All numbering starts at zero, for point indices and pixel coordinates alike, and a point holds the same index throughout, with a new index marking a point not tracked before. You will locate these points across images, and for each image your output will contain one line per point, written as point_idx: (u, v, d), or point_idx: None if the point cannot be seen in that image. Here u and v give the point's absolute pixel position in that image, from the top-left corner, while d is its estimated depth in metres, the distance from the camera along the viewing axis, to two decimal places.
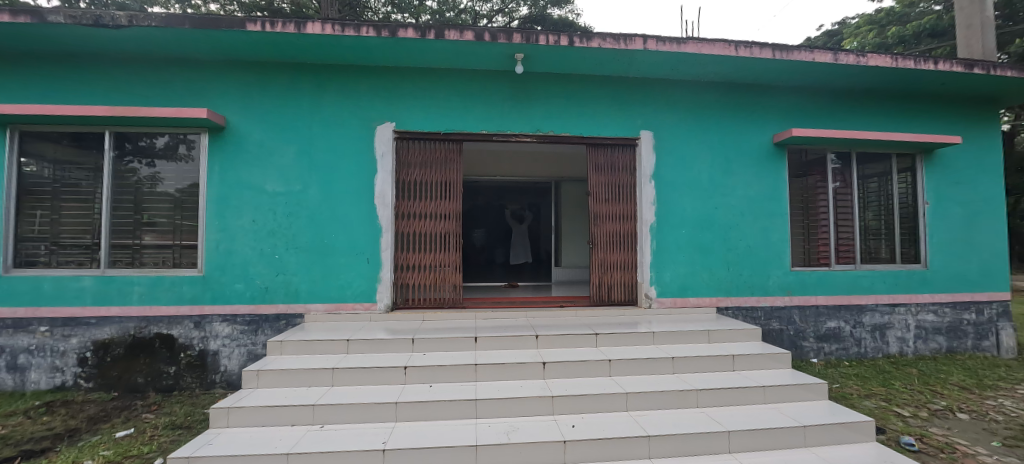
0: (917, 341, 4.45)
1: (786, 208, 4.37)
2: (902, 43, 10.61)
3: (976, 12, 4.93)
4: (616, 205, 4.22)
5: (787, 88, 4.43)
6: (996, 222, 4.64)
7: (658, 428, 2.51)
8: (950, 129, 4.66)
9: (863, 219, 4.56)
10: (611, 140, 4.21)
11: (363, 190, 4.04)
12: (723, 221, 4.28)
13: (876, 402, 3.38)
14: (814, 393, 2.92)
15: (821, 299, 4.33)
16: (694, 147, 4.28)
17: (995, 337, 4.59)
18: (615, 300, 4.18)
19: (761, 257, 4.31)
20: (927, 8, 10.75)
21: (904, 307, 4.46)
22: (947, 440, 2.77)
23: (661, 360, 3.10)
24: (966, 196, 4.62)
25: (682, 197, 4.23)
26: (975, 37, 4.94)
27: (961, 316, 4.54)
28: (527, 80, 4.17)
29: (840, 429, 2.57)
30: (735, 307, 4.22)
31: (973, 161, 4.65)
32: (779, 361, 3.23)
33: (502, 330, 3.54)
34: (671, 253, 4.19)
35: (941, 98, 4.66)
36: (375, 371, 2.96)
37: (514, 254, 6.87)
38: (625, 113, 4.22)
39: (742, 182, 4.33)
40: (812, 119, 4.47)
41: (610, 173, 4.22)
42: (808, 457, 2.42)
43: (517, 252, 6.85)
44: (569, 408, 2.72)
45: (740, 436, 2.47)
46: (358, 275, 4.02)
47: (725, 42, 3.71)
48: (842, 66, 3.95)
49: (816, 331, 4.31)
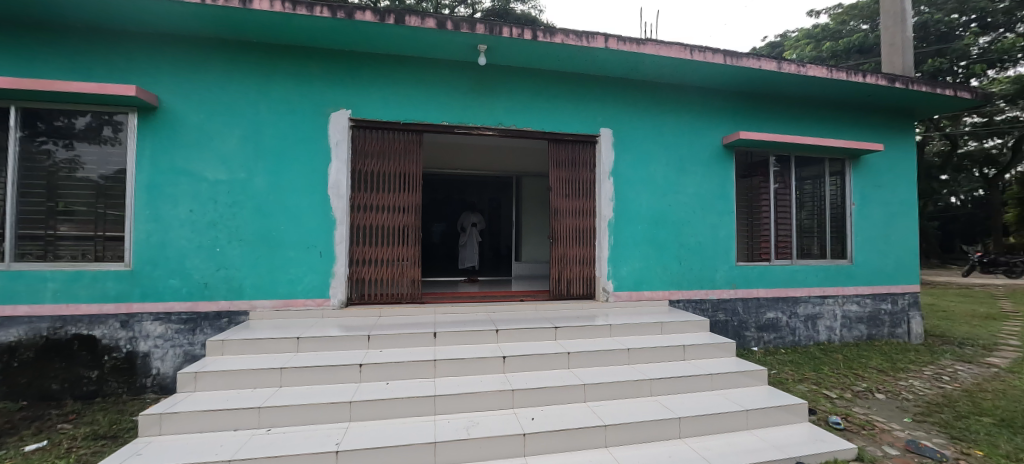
0: (843, 329, 4.89)
1: (733, 207, 4.64)
2: (834, 57, 11.66)
3: (898, 32, 5.45)
4: (577, 201, 4.28)
5: (735, 92, 4.68)
6: (909, 222, 5.19)
7: (614, 417, 2.58)
8: (874, 137, 5.13)
9: (799, 219, 4.94)
10: (572, 136, 4.27)
11: (316, 180, 3.84)
12: (677, 218, 4.47)
13: (808, 385, 3.68)
14: (756, 380, 3.12)
15: (762, 291, 4.64)
16: (651, 146, 4.42)
17: (907, 325, 5.13)
18: (574, 294, 4.24)
19: (709, 251, 4.55)
20: (856, 26, 11.77)
21: (832, 298, 4.88)
22: (868, 418, 3.06)
23: (617, 352, 3.19)
24: (887, 199, 5.11)
25: (638, 194, 4.36)
26: (896, 55, 5.47)
27: (879, 306, 5.04)
28: (490, 73, 4.13)
29: (779, 411, 2.77)
30: (685, 299, 4.43)
31: (892, 167, 5.15)
32: (724, 350, 3.43)
33: (462, 325, 3.50)
34: (628, 248, 4.31)
35: (867, 108, 5.11)
36: (328, 369, 2.83)
37: (468, 253, 6.72)
38: (586, 111, 4.29)
39: (694, 182, 4.54)
40: (758, 123, 4.75)
41: (570, 170, 4.28)
42: (750, 439, 2.59)
43: (469, 253, 6.71)
44: (529, 401, 2.73)
45: (691, 422, 2.59)
46: (310, 269, 3.82)
47: (680, 46, 3.86)
48: (785, 75, 4.23)
49: (757, 321, 4.62)
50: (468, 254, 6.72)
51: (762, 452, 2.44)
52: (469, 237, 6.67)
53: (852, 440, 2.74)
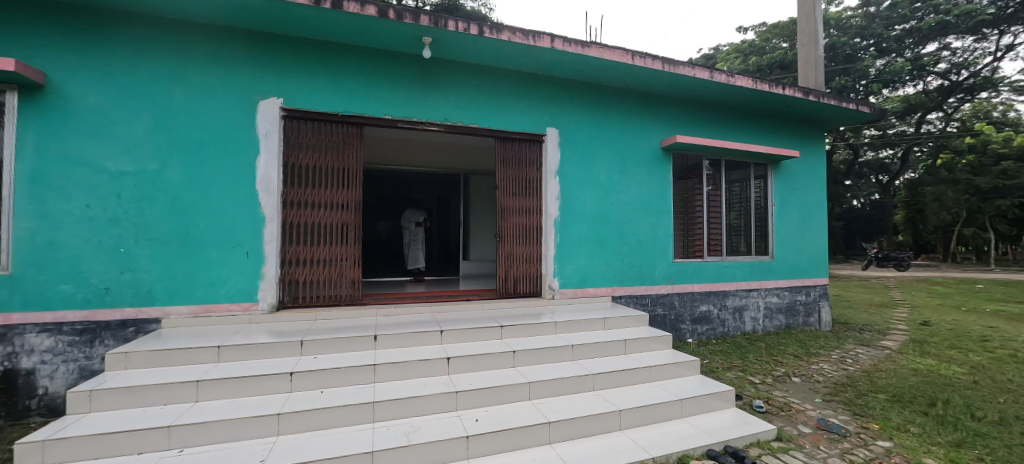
0: (765, 320, 5.33)
1: (670, 206, 4.89)
2: (759, 71, 12.76)
3: (811, 51, 6.03)
4: (524, 199, 4.29)
5: (673, 98, 4.93)
6: (820, 222, 5.77)
7: (558, 414, 2.60)
8: (792, 144, 5.64)
9: (728, 219, 5.31)
10: (519, 135, 4.27)
11: (242, 173, 3.52)
12: (620, 216, 4.63)
13: (735, 372, 3.96)
14: (690, 370, 3.30)
15: (696, 286, 4.94)
16: (595, 147, 4.54)
17: (818, 314, 5.70)
18: (520, 293, 4.23)
19: (649, 249, 4.76)
20: (777, 43, 12.95)
21: (756, 291, 5.30)
22: (785, 400, 3.35)
23: (562, 349, 3.22)
24: (802, 201, 5.64)
25: (583, 193, 4.46)
26: (810, 71, 6.05)
27: (796, 298, 5.56)
28: (436, 67, 4.01)
29: (710, 398, 2.94)
30: (627, 295, 4.60)
31: (807, 172, 5.69)
32: (662, 343, 3.59)
33: (405, 326, 3.37)
34: (573, 247, 4.39)
35: (786, 118, 5.60)
36: (254, 380, 2.59)
37: (414, 253, 6.18)
38: (534, 110, 4.30)
39: (635, 182, 4.72)
40: (693, 128, 5.04)
41: (517, 168, 4.27)
42: (685, 427, 2.73)
43: (416, 253, 6.15)
44: (474, 402, 2.68)
45: (631, 414, 2.68)
46: (235, 271, 3.50)
47: (623, 50, 3.99)
48: (717, 84, 4.53)
49: (691, 314, 4.90)
50: (415, 256, 6.14)
51: (696, 438, 2.58)
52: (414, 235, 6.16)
53: (773, 421, 2.97)
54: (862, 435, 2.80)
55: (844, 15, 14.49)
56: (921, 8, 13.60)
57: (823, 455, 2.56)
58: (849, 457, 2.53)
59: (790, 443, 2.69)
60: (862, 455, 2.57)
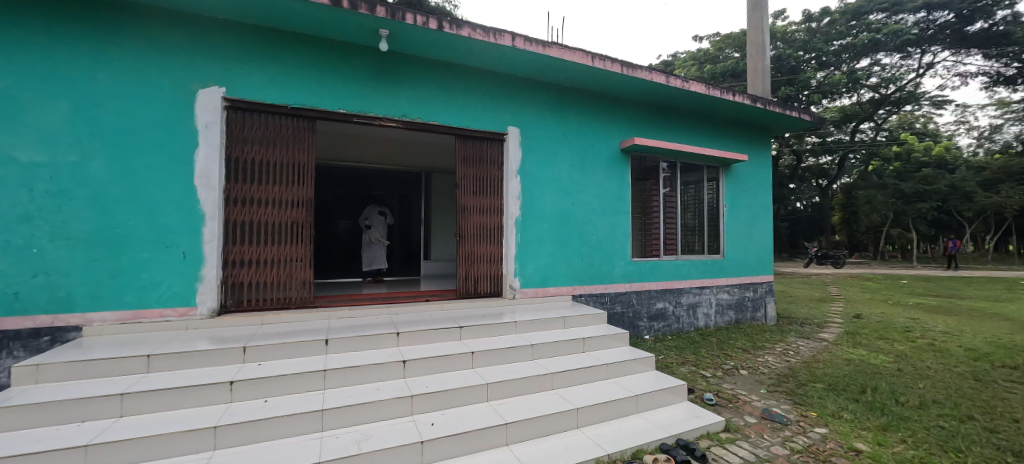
0: (717, 315, 5.58)
1: (628, 206, 5.01)
2: (713, 79, 13.42)
3: (759, 60, 6.37)
4: (485, 198, 4.24)
5: (632, 100, 5.05)
6: (766, 222, 6.11)
7: (516, 414, 2.58)
8: (741, 149, 5.94)
9: (684, 219, 5.52)
10: (480, 133, 4.22)
11: (179, 167, 3.25)
12: (580, 216, 4.69)
13: (688, 367, 4.10)
14: (645, 365, 3.38)
15: (653, 284, 5.09)
16: (556, 147, 4.57)
17: (764, 309, 6.04)
18: (481, 292, 4.18)
19: (608, 248, 4.85)
20: (730, 53, 13.66)
21: (709, 288, 5.54)
22: (733, 392, 3.50)
23: (521, 348, 3.20)
24: (750, 202, 5.95)
25: (544, 193, 4.48)
26: (758, 79, 6.40)
27: (744, 294, 5.85)
28: (393, 61, 3.88)
29: (664, 393, 3.03)
30: (587, 294, 4.66)
31: (755, 176, 6.00)
32: (619, 340, 3.66)
33: (359, 329, 3.23)
34: (534, 246, 4.40)
35: (737, 124, 5.89)
36: (188, 391, 2.39)
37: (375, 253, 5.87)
38: (495, 108, 4.27)
39: (595, 182, 4.80)
40: (650, 131, 5.19)
41: (478, 167, 4.22)
42: (640, 422, 2.78)
43: (376, 254, 5.81)
44: (430, 406, 2.60)
45: (587, 412, 2.70)
46: (170, 273, 3.23)
47: (583, 52, 4.04)
48: (672, 89, 4.68)
49: (648, 311, 5.05)
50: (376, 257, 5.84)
51: (649, 433, 2.64)
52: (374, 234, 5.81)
53: (722, 413, 3.10)
54: (802, 423, 2.97)
55: (789, 29, 15.51)
56: (855, 26, 14.78)
57: (767, 444, 2.69)
58: (790, 445, 2.67)
59: (737, 433, 2.81)
60: (801, 442, 2.72)
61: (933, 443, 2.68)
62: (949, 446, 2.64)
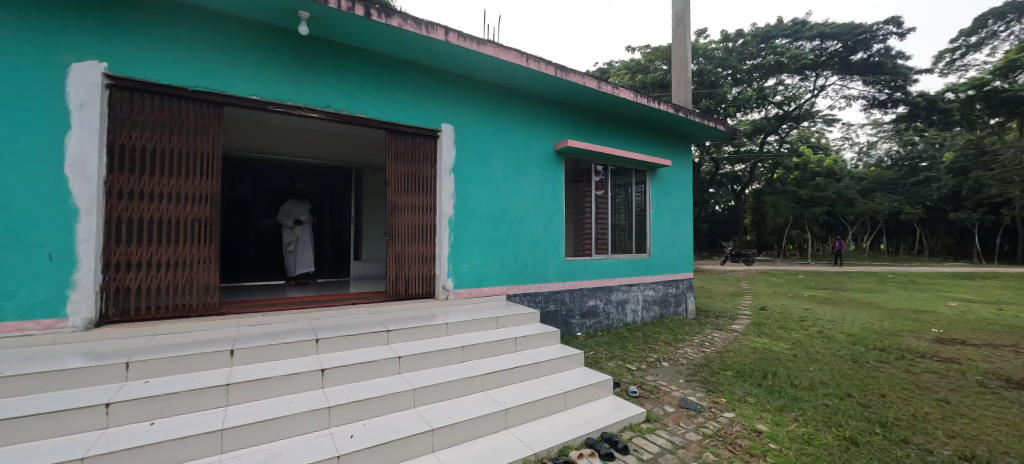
0: (643, 311, 5.91)
1: (562, 207, 5.13)
2: (643, 88, 14.29)
3: (682, 72, 6.84)
4: (417, 197, 4.10)
5: (565, 103, 5.18)
6: (687, 223, 6.58)
7: (443, 419, 2.50)
8: (666, 154, 6.34)
9: (614, 220, 5.77)
10: (412, 129, 4.07)
11: (44, 153, 2.75)
12: (515, 216, 4.71)
13: (616, 361, 4.28)
14: (574, 362, 3.47)
15: (584, 282, 5.26)
16: (491, 146, 4.55)
17: (685, 304, 6.50)
18: (411, 294, 4.04)
19: (542, 247, 4.93)
20: (659, 65, 14.65)
21: (636, 285, 5.85)
22: (655, 383, 3.71)
23: (451, 350, 3.13)
24: (674, 204, 6.37)
25: (478, 192, 4.43)
26: (682, 90, 6.88)
27: (668, 290, 6.26)
28: (316, 47, 3.62)
29: (590, 388, 3.12)
30: (521, 293, 4.70)
31: (678, 180, 6.43)
32: (551, 338, 3.72)
33: (272, 337, 2.95)
34: (467, 246, 4.34)
35: (662, 131, 6.27)
36: (48, 418, 2.01)
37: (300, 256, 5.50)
38: (429, 104, 4.14)
39: (530, 182, 4.86)
40: (583, 134, 5.36)
41: (409, 163, 4.07)
42: (567, 418, 2.84)
43: (302, 257, 5.45)
44: (350, 416, 2.44)
45: (516, 412, 2.70)
46: (31, 278, 2.72)
47: (517, 52, 4.05)
48: (604, 94, 4.86)
49: (581, 309, 5.20)
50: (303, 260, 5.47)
51: (575, 429, 2.70)
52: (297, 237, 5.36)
53: (644, 404, 3.26)
54: (713, 409, 3.22)
55: (710, 47, 16.94)
56: (764, 48, 16.55)
57: (682, 431, 2.86)
58: (702, 430, 2.87)
59: (656, 423, 2.96)
60: (712, 427, 2.94)
61: (818, 420, 3.03)
62: (831, 422, 3.00)
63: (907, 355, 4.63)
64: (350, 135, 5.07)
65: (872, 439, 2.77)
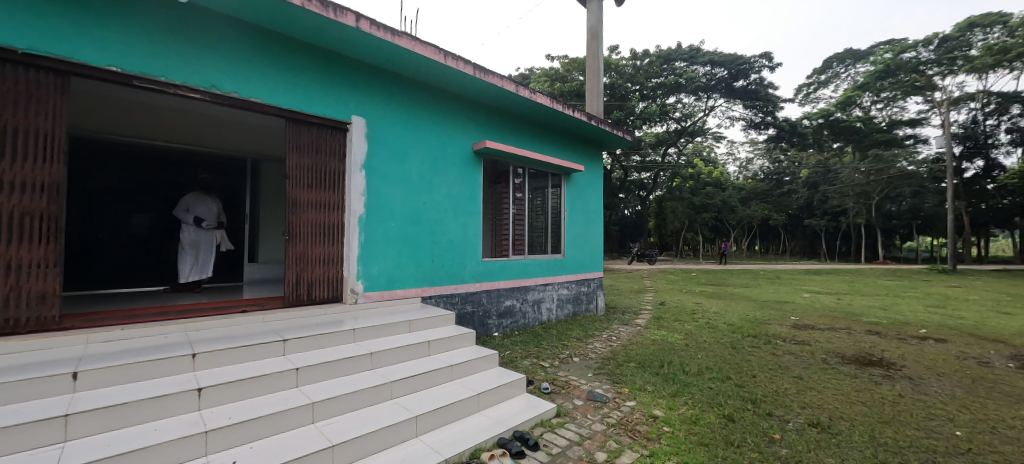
0: (557, 309, 6.16)
1: (479, 207, 5.14)
2: (562, 96, 14.98)
3: (595, 83, 7.28)
4: (322, 193, 3.78)
5: (484, 104, 5.19)
6: (598, 226, 7.01)
7: (347, 433, 2.32)
8: (580, 160, 6.69)
9: (531, 221, 5.92)
10: (318, 119, 3.75)
11: None
12: (431, 216, 4.60)
13: (530, 359, 4.39)
14: (488, 363, 3.48)
15: (502, 283, 5.33)
16: (406, 143, 4.38)
17: (596, 301, 6.92)
18: (315, 299, 3.71)
19: (459, 248, 4.90)
20: (576, 76, 15.49)
21: (551, 285, 6.08)
22: (566, 378, 3.88)
23: (358, 358, 2.93)
24: (587, 208, 6.74)
25: (391, 191, 4.23)
26: (594, 100, 7.33)
27: (580, 289, 6.61)
28: (197, 18, 3.16)
29: (503, 388, 3.15)
30: (437, 295, 4.63)
31: (591, 185, 6.83)
32: (465, 339, 3.70)
33: (135, 354, 2.47)
34: (379, 247, 4.12)
35: (577, 137, 6.61)
36: None
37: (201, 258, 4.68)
38: (338, 94, 3.86)
39: (447, 182, 4.78)
40: (501, 136, 5.43)
41: (314, 157, 3.73)
42: (479, 420, 2.83)
43: (206, 258, 4.68)
44: (235, 440, 2.14)
45: (427, 418, 2.61)
46: None
47: (435, 48, 3.95)
48: (522, 98, 4.97)
49: (497, 309, 5.26)
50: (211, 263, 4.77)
51: (487, 430, 2.69)
52: (206, 231, 4.70)
53: (555, 400, 3.39)
54: (617, 399, 3.46)
55: (621, 63, 18.32)
56: (666, 69, 18.38)
57: (589, 423, 3.02)
58: (607, 420, 3.06)
59: (566, 417, 3.09)
60: (616, 416, 3.14)
61: (704, 402, 3.41)
62: (714, 402, 3.40)
63: (771, 340, 5.45)
64: (245, 125, 4.56)
65: (745, 415, 3.19)
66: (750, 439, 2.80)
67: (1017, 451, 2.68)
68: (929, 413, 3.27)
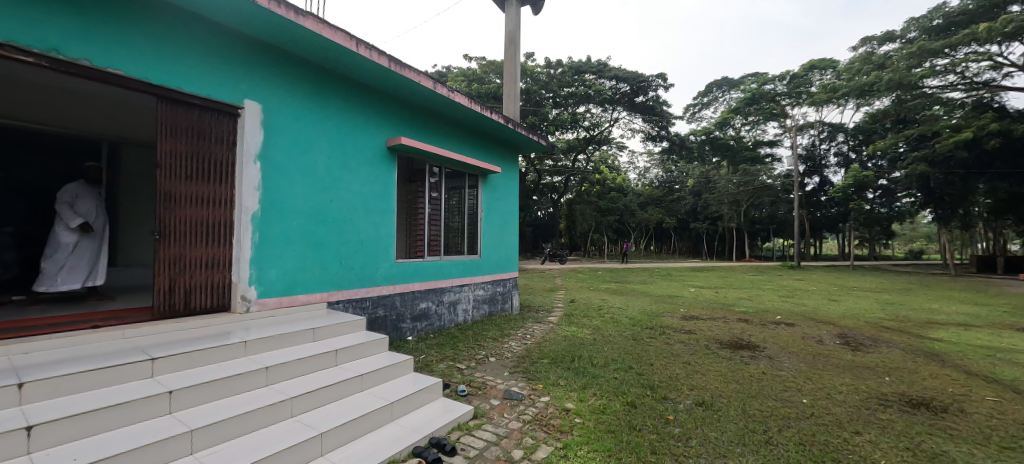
0: (473, 310, 6.15)
1: (393, 206, 4.92)
2: (480, 97, 15.07)
3: (512, 87, 7.44)
4: (205, 186, 3.26)
5: (399, 99, 4.97)
6: (514, 227, 7.16)
7: (239, 460, 2.02)
8: (496, 162, 6.77)
9: (448, 222, 5.83)
10: (201, 101, 3.22)
11: None
12: (339, 215, 4.26)
13: (446, 362, 4.31)
14: (402, 369, 3.33)
15: (417, 285, 5.16)
16: (310, 134, 3.99)
17: (511, 300, 7.06)
18: (194, 308, 3.19)
19: (371, 249, 4.62)
20: (493, 78, 15.73)
21: (467, 286, 6.05)
22: (482, 379, 3.88)
23: (251, 374, 2.58)
24: (503, 209, 6.84)
25: (292, 186, 3.82)
26: (510, 103, 7.49)
27: (496, 289, 6.68)
28: None
29: (417, 394, 3.04)
30: (345, 300, 4.30)
31: (507, 187, 6.94)
32: (377, 346, 3.50)
33: None
34: (277, 248, 3.69)
35: (493, 139, 6.67)
36: None
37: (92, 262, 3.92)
38: (226, 74, 3.36)
39: (358, 179, 4.47)
40: (417, 133, 5.26)
41: (194, 143, 3.20)
42: (393, 430, 2.70)
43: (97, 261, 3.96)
44: None
45: (335, 433, 2.41)
46: None
47: (345, 34, 3.67)
48: (440, 96, 4.86)
49: (412, 312, 5.08)
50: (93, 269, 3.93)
51: (401, 440, 2.57)
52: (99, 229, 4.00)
53: (472, 401, 3.37)
54: (532, 395, 3.56)
55: (536, 70, 19.08)
56: (577, 80, 19.56)
57: (506, 422, 3.06)
58: (523, 417, 3.13)
59: (483, 418, 3.09)
60: (531, 413, 3.23)
61: (610, 391, 3.67)
62: (619, 391, 3.68)
63: (665, 331, 6.10)
64: (108, 104, 3.82)
65: (644, 400, 3.50)
66: (649, 422, 3.08)
67: (842, 411, 3.36)
68: (784, 385, 3.94)
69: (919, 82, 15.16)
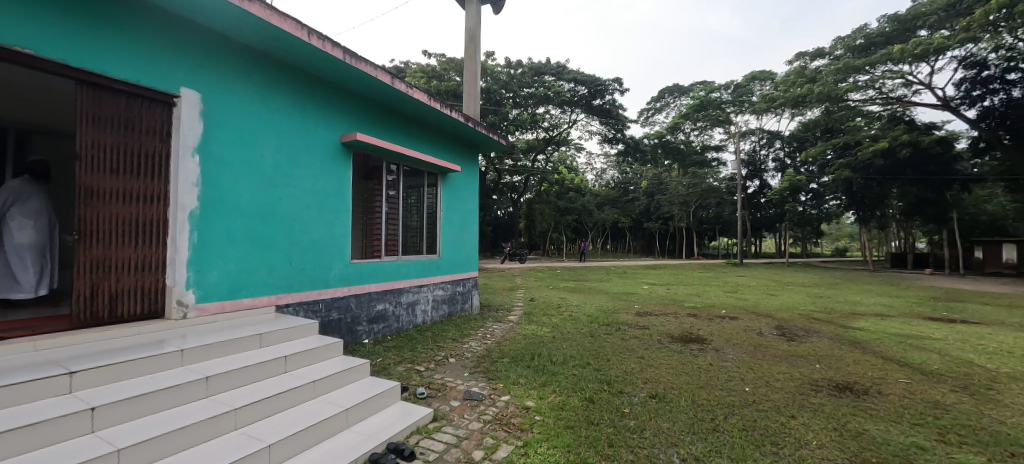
0: (432, 310, 6.04)
1: (348, 205, 4.72)
2: (438, 94, 14.82)
3: (472, 85, 7.37)
4: (134, 181, 2.96)
5: (354, 93, 4.77)
6: (473, 226, 7.10)
7: None
8: (456, 160, 6.69)
9: (405, 221, 5.68)
10: (130, 87, 2.90)
11: None
12: (288, 213, 4.03)
13: (405, 365, 4.19)
14: (357, 374, 3.21)
15: (373, 286, 4.99)
16: (256, 127, 3.73)
17: (470, 300, 7.00)
18: (121, 316, 2.88)
19: (324, 249, 4.40)
20: (452, 76, 15.53)
21: (426, 286, 5.93)
22: (442, 381, 3.82)
23: (189, 385, 2.37)
24: (463, 208, 6.77)
25: (236, 182, 3.56)
26: (470, 101, 7.43)
27: (455, 289, 6.60)
28: None
29: (374, 399, 2.93)
30: (295, 303, 4.07)
31: (467, 185, 6.88)
32: (330, 351, 3.34)
33: None
34: (218, 249, 3.42)
35: (452, 137, 6.58)
36: None
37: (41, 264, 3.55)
38: (160, 58, 3.06)
39: (309, 176, 4.25)
40: (373, 130, 5.07)
41: (120, 134, 2.89)
42: (349, 437, 2.59)
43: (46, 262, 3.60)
44: None
45: (285, 444, 2.27)
46: None
47: (296, 22, 3.46)
48: (399, 91, 4.71)
49: (368, 315, 4.90)
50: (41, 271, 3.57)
51: (357, 447, 2.47)
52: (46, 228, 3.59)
53: (431, 404, 3.30)
54: (492, 395, 3.55)
55: (496, 69, 19.06)
56: (536, 81, 19.76)
57: (466, 423, 3.02)
58: (483, 417, 3.11)
59: (443, 420, 3.04)
60: (492, 412, 3.22)
61: (568, 388, 3.74)
62: (577, 387, 3.75)
63: (620, 327, 6.30)
64: (21, 88, 3.39)
65: (601, 395, 3.60)
66: (606, 416, 3.17)
67: (780, 397, 3.64)
68: (729, 375, 4.20)
69: (843, 96, 16.72)
